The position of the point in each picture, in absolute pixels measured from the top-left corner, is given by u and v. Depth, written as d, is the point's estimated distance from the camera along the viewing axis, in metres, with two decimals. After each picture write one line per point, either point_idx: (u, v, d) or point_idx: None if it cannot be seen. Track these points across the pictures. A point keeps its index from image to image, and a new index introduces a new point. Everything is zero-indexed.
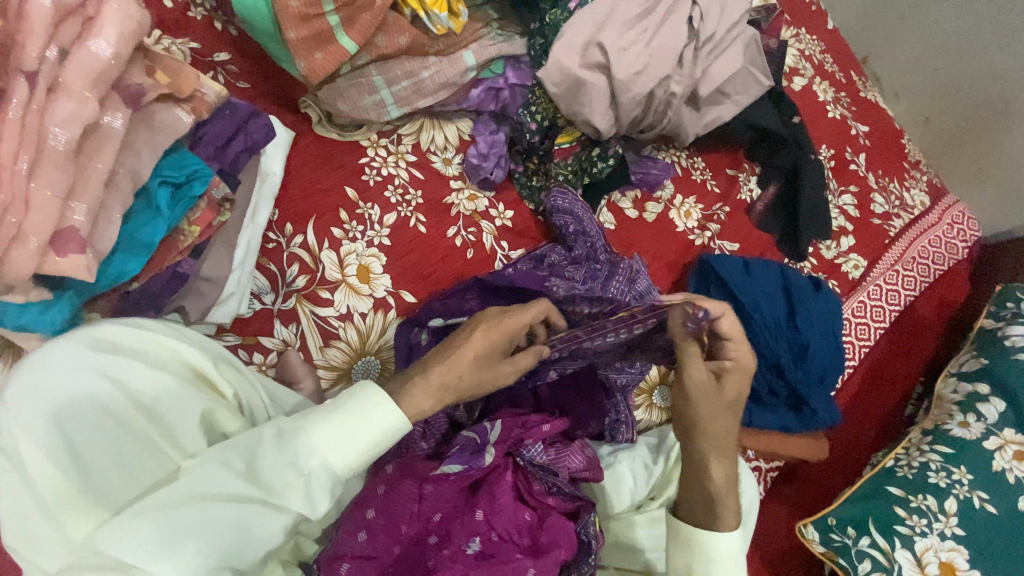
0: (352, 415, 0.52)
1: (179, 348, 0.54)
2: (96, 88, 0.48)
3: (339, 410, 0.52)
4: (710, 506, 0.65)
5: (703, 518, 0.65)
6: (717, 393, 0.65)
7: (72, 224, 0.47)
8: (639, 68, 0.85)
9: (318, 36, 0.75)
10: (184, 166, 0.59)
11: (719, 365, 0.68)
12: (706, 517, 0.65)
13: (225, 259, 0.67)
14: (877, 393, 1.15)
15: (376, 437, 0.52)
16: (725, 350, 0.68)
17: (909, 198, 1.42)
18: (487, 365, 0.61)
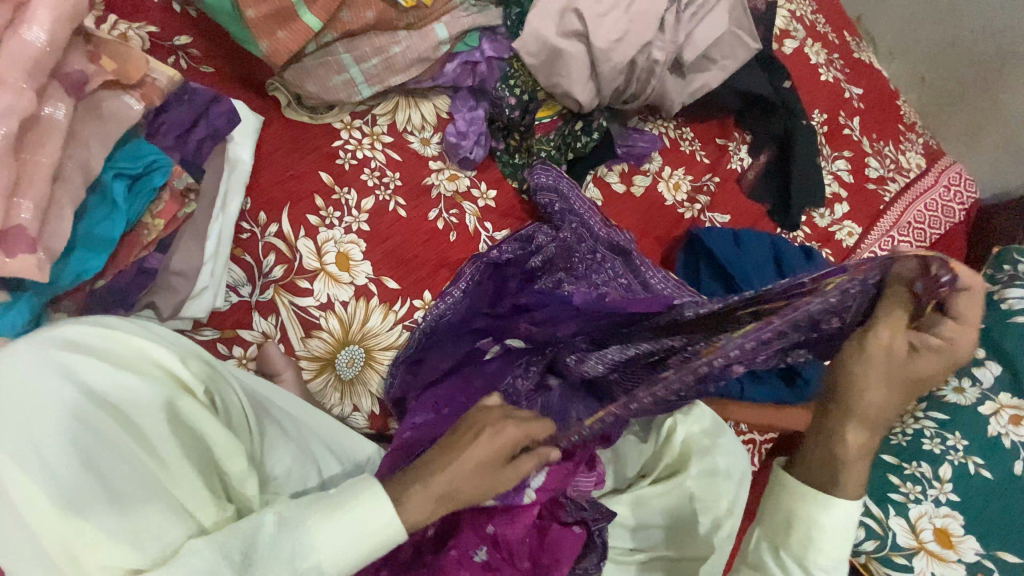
0: (360, 519, 0.48)
1: (152, 349, 0.53)
2: (32, 77, 0.45)
3: (339, 513, 0.48)
4: (832, 471, 0.54)
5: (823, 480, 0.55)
6: (893, 360, 0.52)
7: (19, 223, 0.45)
8: (619, 34, 0.81)
9: (279, 14, 0.71)
10: (142, 156, 0.57)
11: (920, 336, 0.52)
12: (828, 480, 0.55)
13: (195, 252, 0.65)
14: None
15: (377, 541, 0.48)
16: (941, 325, 0.51)
17: (905, 161, 1.39)
18: (486, 479, 0.52)
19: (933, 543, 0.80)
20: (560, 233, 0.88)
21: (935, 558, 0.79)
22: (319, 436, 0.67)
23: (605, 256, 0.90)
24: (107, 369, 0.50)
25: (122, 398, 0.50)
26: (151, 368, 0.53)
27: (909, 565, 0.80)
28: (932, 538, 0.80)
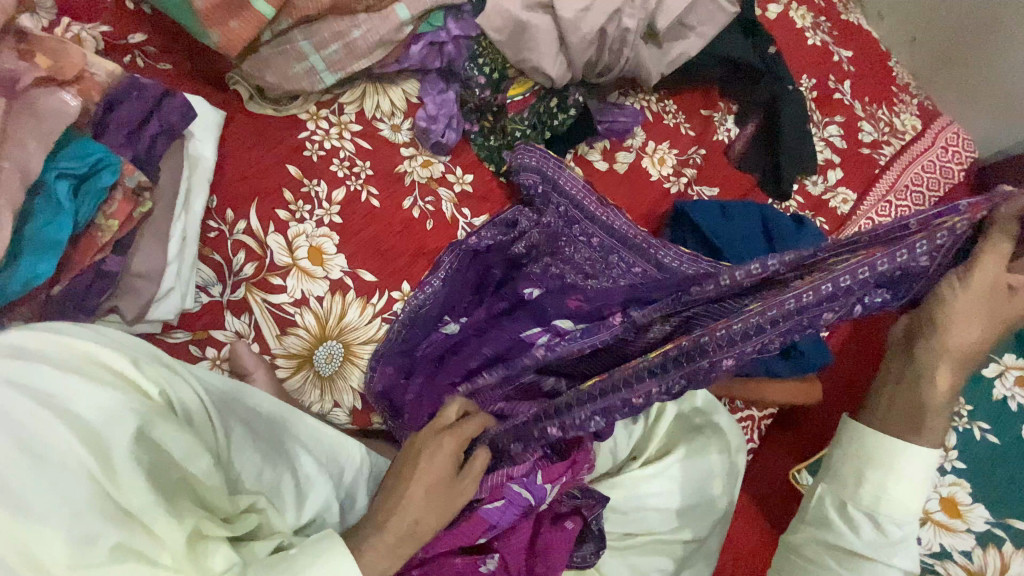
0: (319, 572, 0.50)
1: (96, 352, 0.53)
2: None
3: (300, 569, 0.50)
4: (918, 418, 0.57)
5: (902, 429, 0.59)
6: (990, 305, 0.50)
7: None
8: (586, 4, 0.78)
9: (229, 2, 0.69)
10: (87, 155, 0.55)
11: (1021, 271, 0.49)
12: (909, 427, 0.59)
13: (157, 253, 0.63)
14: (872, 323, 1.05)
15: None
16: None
17: (900, 123, 1.35)
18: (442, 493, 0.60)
19: (940, 513, 0.77)
20: (544, 218, 0.86)
21: (943, 529, 0.76)
22: (293, 433, 0.65)
23: (599, 239, 0.86)
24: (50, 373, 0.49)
25: (71, 403, 0.48)
26: (102, 371, 0.52)
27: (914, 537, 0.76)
28: (938, 508, 0.78)
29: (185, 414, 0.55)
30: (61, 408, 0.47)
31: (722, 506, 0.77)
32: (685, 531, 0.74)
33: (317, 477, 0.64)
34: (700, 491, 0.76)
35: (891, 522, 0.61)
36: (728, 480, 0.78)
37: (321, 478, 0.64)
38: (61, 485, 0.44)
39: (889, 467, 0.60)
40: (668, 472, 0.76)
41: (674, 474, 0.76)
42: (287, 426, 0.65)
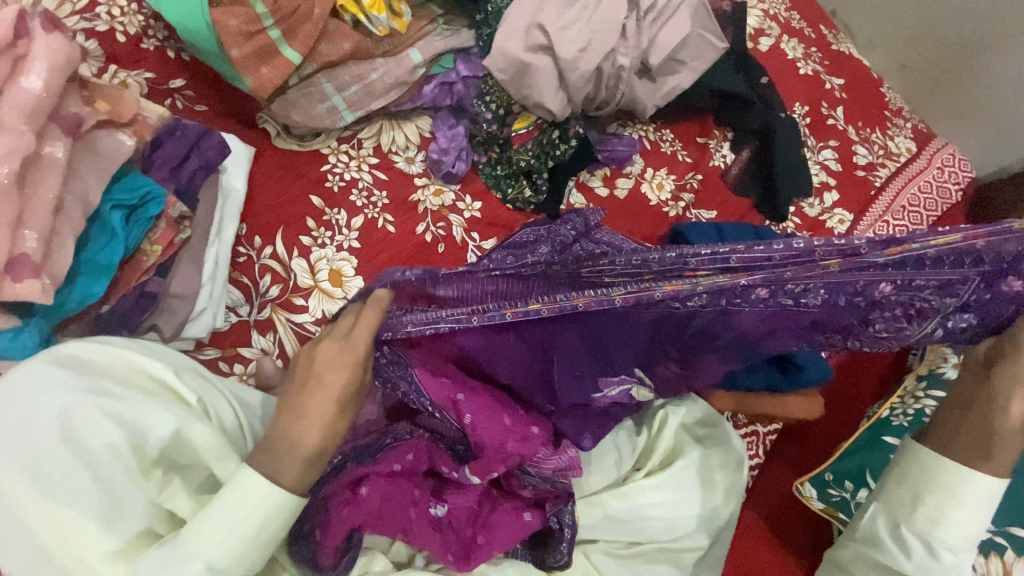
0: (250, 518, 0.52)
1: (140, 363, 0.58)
2: (32, 121, 0.50)
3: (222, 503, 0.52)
4: (988, 438, 0.57)
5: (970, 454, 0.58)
6: None
7: (24, 251, 0.49)
8: (583, 44, 0.85)
9: (262, 51, 0.77)
10: (136, 188, 0.61)
11: None
12: (977, 453, 0.58)
13: (192, 276, 0.69)
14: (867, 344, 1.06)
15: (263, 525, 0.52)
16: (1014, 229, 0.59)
17: (894, 146, 1.39)
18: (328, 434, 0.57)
19: None
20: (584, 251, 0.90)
21: None
22: None
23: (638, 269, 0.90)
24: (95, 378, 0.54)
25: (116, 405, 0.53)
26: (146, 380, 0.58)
27: None
28: None
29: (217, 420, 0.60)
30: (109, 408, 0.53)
31: (723, 518, 0.79)
32: (688, 542, 0.76)
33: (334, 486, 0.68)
34: (700, 503, 0.78)
35: (947, 548, 0.58)
36: (729, 492, 0.80)
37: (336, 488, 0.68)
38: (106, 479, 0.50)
39: (939, 482, 0.59)
40: (667, 483, 0.78)
41: (674, 486, 0.78)
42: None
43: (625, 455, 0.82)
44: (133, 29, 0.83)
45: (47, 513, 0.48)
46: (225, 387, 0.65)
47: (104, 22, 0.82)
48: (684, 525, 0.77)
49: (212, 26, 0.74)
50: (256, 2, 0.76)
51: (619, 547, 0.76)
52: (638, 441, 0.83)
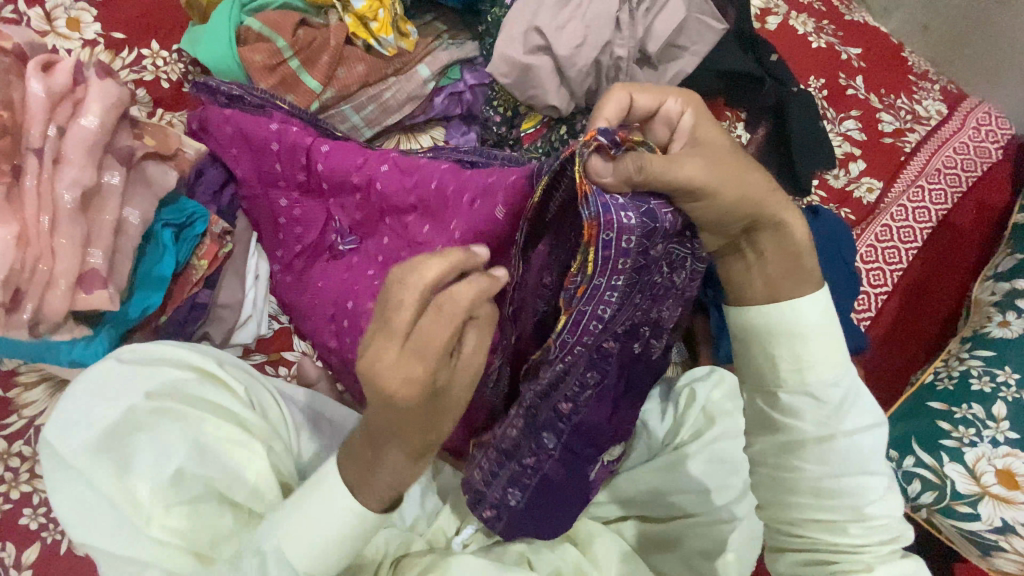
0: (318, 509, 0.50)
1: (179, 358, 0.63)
2: (91, 155, 0.59)
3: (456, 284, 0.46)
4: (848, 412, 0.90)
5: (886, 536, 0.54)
6: None
7: (92, 267, 0.58)
8: (579, 40, 0.89)
9: (285, 81, 0.86)
10: (183, 210, 0.70)
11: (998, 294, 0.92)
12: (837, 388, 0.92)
13: (237, 288, 0.76)
14: (896, 345, 1.12)
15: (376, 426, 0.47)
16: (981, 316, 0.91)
17: (923, 109, 1.33)
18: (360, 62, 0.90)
19: (997, 487, 0.75)
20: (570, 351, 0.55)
21: (1003, 503, 0.75)
22: None
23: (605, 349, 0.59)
24: (136, 371, 0.59)
25: (163, 393, 0.59)
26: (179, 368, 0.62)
27: (975, 513, 0.75)
28: (995, 481, 0.76)
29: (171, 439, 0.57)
30: (162, 378, 0.60)
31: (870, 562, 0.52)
32: (862, 548, 0.53)
33: None
34: (861, 510, 0.53)
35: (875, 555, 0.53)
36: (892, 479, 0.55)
37: None
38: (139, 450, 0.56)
39: (804, 337, 0.53)
40: (794, 471, 0.54)
41: (788, 487, 0.55)
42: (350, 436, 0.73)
43: (669, 404, 0.82)
44: (175, 76, 0.93)
45: (108, 455, 0.55)
46: (177, 408, 0.59)
47: (150, 72, 0.92)
48: (836, 532, 0.53)
49: (242, 69, 0.84)
50: (277, 38, 0.85)
51: (782, 528, 0.56)
52: (651, 430, 0.81)
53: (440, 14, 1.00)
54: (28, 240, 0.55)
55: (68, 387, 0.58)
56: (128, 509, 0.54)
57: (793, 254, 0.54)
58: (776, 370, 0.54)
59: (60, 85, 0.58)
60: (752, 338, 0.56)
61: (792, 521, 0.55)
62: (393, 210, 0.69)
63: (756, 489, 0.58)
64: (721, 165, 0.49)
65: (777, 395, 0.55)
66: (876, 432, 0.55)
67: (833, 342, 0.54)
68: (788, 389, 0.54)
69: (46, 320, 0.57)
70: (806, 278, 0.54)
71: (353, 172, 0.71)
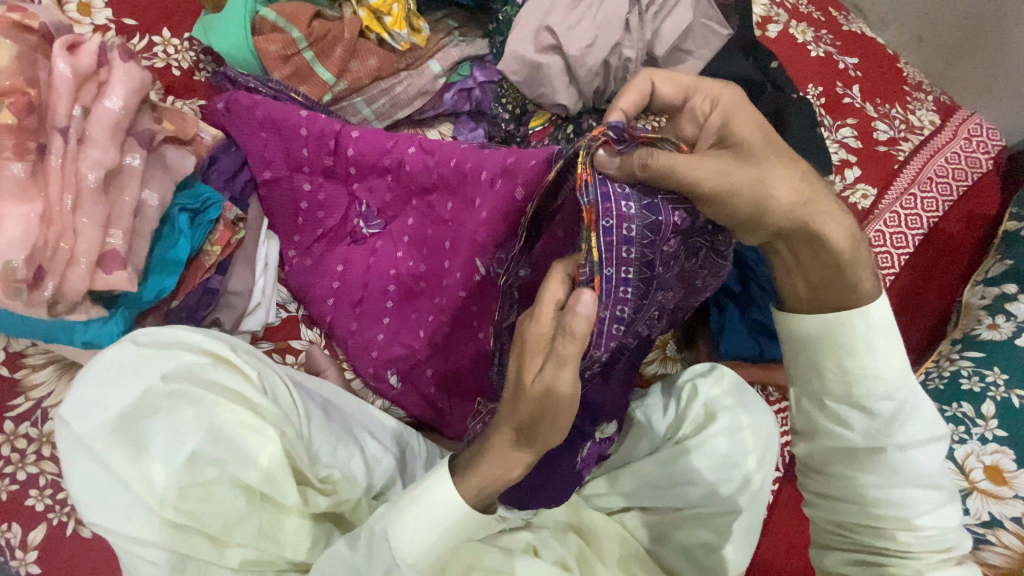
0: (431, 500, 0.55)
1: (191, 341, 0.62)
2: (114, 136, 0.59)
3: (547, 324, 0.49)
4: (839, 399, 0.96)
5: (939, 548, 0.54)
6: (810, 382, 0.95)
7: (112, 247, 0.58)
8: (589, 41, 0.90)
9: (299, 72, 0.87)
10: (199, 196, 0.71)
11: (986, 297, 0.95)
12: None
13: (248, 274, 0.77)
14: None
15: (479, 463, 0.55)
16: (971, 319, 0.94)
17: (916, 119, 1.37)
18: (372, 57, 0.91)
19: (985, 482, 0.78)
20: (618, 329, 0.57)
21: (990, 497, 0.77)
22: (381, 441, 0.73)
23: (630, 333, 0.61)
24: (152, 353, 0.59)
25: (177, 375, 0.59)
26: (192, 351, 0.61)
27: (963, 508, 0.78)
28: (983, 477, 0.79)
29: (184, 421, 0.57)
30: (177, 360, 0.60)
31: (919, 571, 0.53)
32: (914, 554, 0.54)
33: (383, 459, 0.71)
34: (910, 521, 0.54)
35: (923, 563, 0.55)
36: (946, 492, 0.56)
37: (385, 462, 0.71)
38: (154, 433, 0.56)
39: (859, 353, 0.54)
40: (847, 478, 0.56)
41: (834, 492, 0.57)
42: (359, 422, 0.73)
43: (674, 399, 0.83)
44: (187, 64, 0.93)
45: (125, 434, 0.55)
46: (190, 391, 0.59)
47: (161, 59, 0.92)
48: (882, 538, 0.55)
49: (257, 59, 0.85)
50: (292, 29, 0.86)
51: (830, 528, 0.59)
52: (656, 423, 0.83)
53: (451, 12, 1.02)
54: (51, 218, 0.56)
55: (87, 365, 0.59)
56: (144, 491, 0.55)
57: (836, 263, 0.53)
58: (824, 379, 0.56)
59: (86, 66, 0.58)
60: (798, 348, 0.57)
61: (842, 530, 0.57)
62: (419, 190, 0.73)
63: (807, 491, 0.60)
64: (737, 168, 0.50)
65: (826, 403, 0.57)
66: (932, 445, 0.55)
67: (890, 346, 0.54)
68: (837, 398, 0.56)
69: (65, 299, 0.57)
70: (845, 289, 0.54)
71: (382, 156, 0.74)
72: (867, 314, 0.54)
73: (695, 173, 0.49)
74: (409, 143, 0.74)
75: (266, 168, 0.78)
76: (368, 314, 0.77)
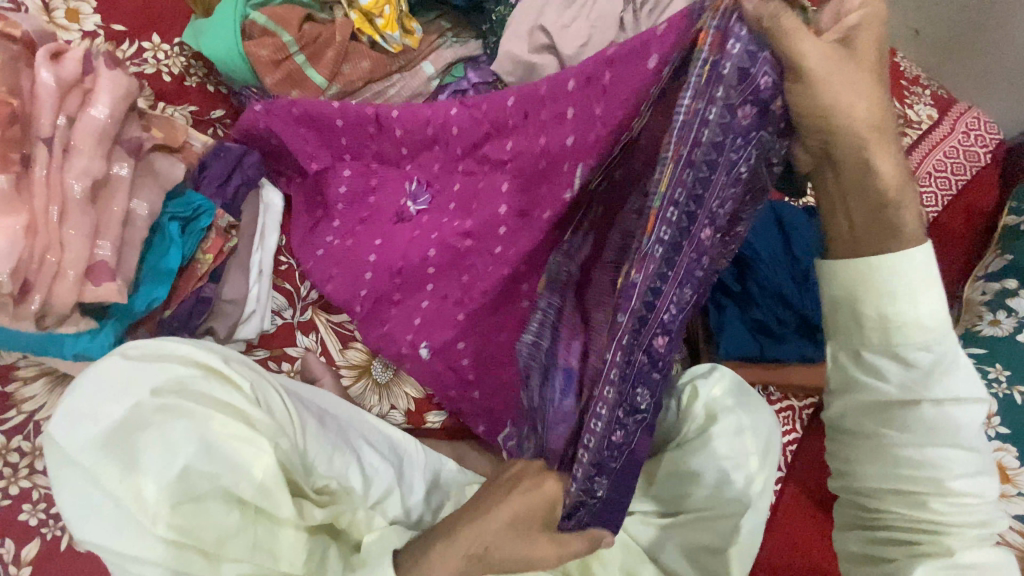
0: None
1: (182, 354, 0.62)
2: (101, 146, 0.58)
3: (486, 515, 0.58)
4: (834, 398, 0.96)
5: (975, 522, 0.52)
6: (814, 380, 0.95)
7: (100, 259, 0.58)
8: (584, 40, 0.89)
9: (291, 76, 0.86)
10: (190, 203, 0.70)
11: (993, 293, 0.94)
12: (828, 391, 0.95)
13: (242, 282, 0.76)
14: None
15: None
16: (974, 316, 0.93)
17: (914, 114, 1.36)
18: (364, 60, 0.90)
19: None
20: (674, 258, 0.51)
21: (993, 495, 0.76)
22: (377, 449, 0.73)
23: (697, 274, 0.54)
24: (141, 368, 0.59)
25: (169, 390, 0.59)
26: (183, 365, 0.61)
27: None
28: None
29: (176, 435, 0.56)
30: (167, 375, 0.60)
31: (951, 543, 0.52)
32: (948, 530, 0.52)
33: (380, 466, 0.71)
34: (945, 485, 0.52)
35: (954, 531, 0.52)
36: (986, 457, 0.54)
37: (383, 472, 0.71)
38: (144, 448, 0.55)
39: (902, 298, 0.51)
40: (875, 436, 0.54)
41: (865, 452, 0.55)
42: (354, 431, 0.73)
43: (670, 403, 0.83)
44: (177, 69, 0.92)
45: (115, 451, 0.54)
46: (182, 406, 0.58)
47: (151, 65, 0.91)
48: (917, 506, 0.53)
49: (247, 64, 0.84)
50: (282, 32, 0.85)
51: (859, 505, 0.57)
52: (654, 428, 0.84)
53: (444, 13, 1.01)
54: (37, 230, 0.55)
55: (76, 379, 0.58)
56: (134, 506, 0.54)
57: (883, 199, 0.50)
58: (862, 329, 0.53)
59: (70, 75, 0.57)
60: (840, 296, 0.54)
61: (871, 493, 0.56)
62: (471, 150, 0.70)
63: (836, 453, 0.58)
64: (843, 71, 0.45)
65: (862, 355, 0.54)
66: (974, 406, 0.52)
67: (935, 297, 0.51)
68: (875, 349, 0.53)
69: (54, 312, 0.56)
70: (898, 232, 0.51)
71: (423, 126, 0.72)
72: (915, 258, 0.50)
73: (812, 45, 0.44)
74: (507, 96, 0.64)
75: (312, 161, 0.80)
76: (408, 284, 0.77)
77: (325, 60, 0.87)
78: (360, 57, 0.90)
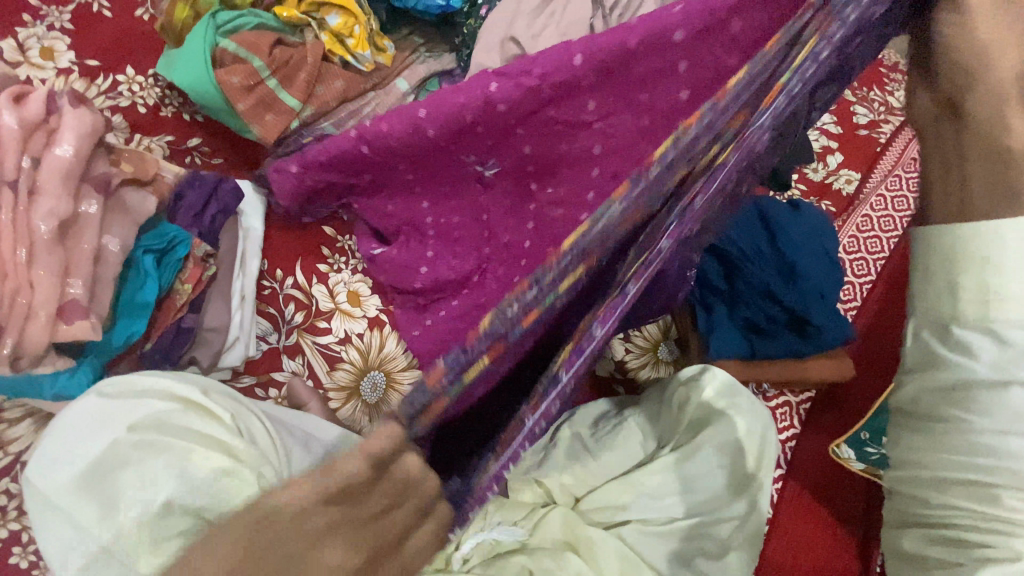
0: None
1: (161, 387, 0.62)
2: (67, 185, 0.58)
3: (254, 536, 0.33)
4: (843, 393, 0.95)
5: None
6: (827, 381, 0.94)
7: (72, 297, 0.57)
8: (557, 47, 0.88)
9: (264, 101, 0.86)
10: (165, 234, 0.70)
11: None
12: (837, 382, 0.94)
13: (222, 309, 0.74)
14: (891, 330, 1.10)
15: None
16: None
17: (896, 101, 1.36)
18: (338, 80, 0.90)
19: None
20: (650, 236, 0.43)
21: None
22: None
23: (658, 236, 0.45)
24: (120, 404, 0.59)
25: (148, 424, 0.59)
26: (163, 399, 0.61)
27: None
28: None
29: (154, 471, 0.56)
30: (146, 409, 0.60)
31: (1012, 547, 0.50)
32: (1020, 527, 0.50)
33: None
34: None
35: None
36: None
37: None
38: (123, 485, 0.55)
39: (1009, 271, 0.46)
40: (951, 421, 0.52)
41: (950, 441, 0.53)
42: (343, 454, 0.72)
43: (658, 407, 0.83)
44: (152, 100, 0.92)
45: (95, 490, 0.55)
46: (161, 440, 0.58)
47: (127, 98, 0.91)
48: (989, 504, 0.51)
49: (219, 92, 0.84)
50: (253, 58, 0.84)
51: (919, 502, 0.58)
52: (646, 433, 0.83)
53: (416, 28, 1.01)
54: (6, 272, 0.55)
55: (53, 420, 0.58)
56: (115, 547, 0.53)
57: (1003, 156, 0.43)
58: (955, 294, 0.50)
59: (34, 116, 0.58)
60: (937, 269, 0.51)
61: (938, 486, 0.55)
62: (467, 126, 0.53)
63: (904, 443, 0.58)
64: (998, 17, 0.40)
65: (950, 329, 0.51)
66: None
67: None
68: (966, 322, 0.49)
69: (28, 353, 0.56)
70: (1015, 200, 0.45)
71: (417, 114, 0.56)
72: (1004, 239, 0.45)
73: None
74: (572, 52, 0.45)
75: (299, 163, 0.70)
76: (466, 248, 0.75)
77: (297, 82, 0.87)
78: (334, 77, 0.90)
